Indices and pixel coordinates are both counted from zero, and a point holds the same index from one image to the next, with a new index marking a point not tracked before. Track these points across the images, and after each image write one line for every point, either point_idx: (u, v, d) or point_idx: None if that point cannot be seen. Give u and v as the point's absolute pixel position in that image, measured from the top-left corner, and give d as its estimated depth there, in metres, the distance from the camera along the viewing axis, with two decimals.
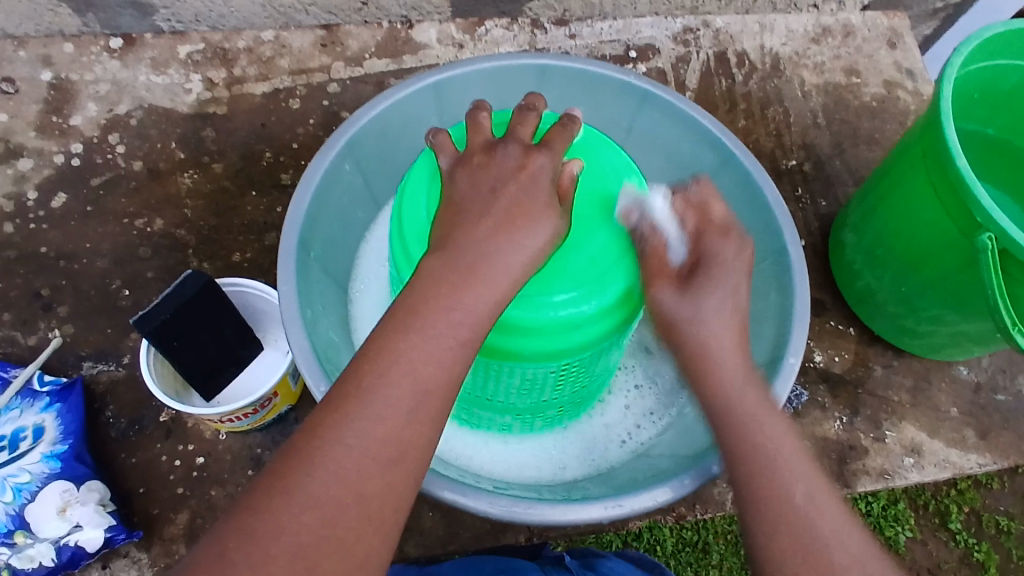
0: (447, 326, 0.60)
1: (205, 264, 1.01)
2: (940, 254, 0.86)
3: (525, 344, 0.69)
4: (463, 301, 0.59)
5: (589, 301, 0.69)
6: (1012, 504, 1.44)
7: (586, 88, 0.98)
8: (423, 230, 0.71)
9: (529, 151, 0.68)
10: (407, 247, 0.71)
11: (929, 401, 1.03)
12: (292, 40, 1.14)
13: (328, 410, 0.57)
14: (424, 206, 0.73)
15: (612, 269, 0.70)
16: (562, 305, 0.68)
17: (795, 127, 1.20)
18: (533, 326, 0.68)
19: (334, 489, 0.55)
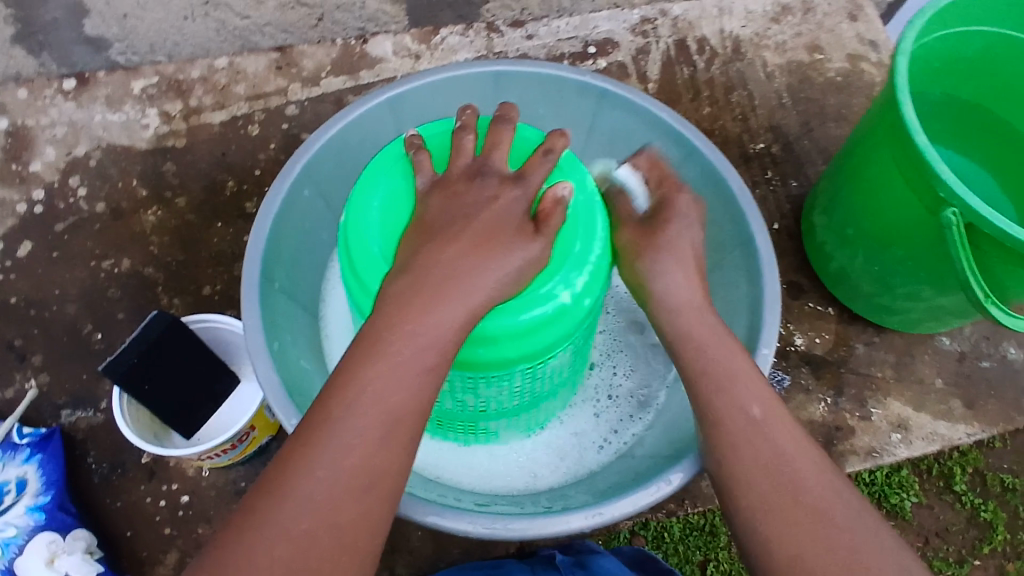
0: (411, 351, 0.57)
1: (175, 301, 1.00)
2: (908, 231, 0.85)
3: (474, 356, 0.66)
4: (430, 324, 0.58)
5: (536, 308, 0.65)
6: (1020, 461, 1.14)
7: (543, 90, 0.97)
8: (378, 261, 0.66)
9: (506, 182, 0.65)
10: (361, 274, 0.67)
11: (913, 375, 1.03)
12: (246, 65, 1.13)
13: (300, 441, 0.55)
14: (376, 240, 0.67)
15: (557, 273, 0.66)
16: (509, 316, 0.64)
17: (761, 110, 1.19)
18: (481, 338, 0.65)
19: (301, 529, 0.53)
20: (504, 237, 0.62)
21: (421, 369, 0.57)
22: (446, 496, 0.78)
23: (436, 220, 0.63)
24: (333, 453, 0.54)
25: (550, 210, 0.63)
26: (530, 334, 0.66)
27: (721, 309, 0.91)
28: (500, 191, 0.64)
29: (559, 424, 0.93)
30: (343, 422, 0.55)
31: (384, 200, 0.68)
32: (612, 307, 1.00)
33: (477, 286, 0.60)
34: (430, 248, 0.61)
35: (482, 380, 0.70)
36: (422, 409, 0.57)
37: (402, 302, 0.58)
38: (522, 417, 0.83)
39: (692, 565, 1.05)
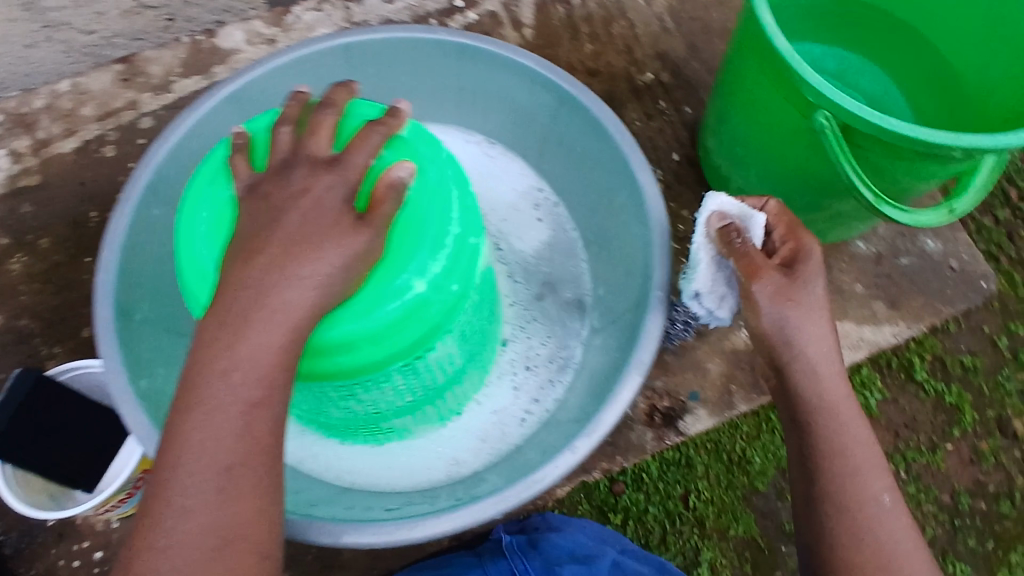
0: (233, 384, 0.54)
1: (56, 349, 0.94)
2: (791, 142, 0.81)
3: (335, 364, 0.62)
4: (243, 357, 0.54)
5: (388, 305, 0.61)
6: (972, 341, 1.31)
7: (399, 56, 0.91)
8: (209, 275, 0.62)
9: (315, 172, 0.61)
10: (194, 292, 0.63)
11: (832, 285, 1.01)
12: (91, 84, 1.05)
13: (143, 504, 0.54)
14: (205, 253, 0.63)
15: (404, 262, 0.62)
16: (358, 317, 0.61)
17: (644, 38, 1.14)
18: (335, 346, 0.61)
19: None
20: (313, 239, 0.57)
21: (244, 405, 0.54)
22: (356, 506, 0.75)
23: (245, 235, 0.59)
24: (172, 518, 0.53)
25: (382, 196, 0.59)
26: (386, 330, 0.62)
27: (620, 256, 0.87)
28: (310, 182, 0.60)
29: (476, 405, 0.89)
30: (176, 483, 0.53)
31: (209, 210, 0.63)
32: (519, 275, 0.97)
33: (289, 301, 0.55)
34: (237, 269, 0.57)
35: (356, 383, 0.66)
36: (262, 448, 0.55)
37: (212, 339, 0.55)
38: (427, 408, 0.79)
39: (675, 498, 1.15)
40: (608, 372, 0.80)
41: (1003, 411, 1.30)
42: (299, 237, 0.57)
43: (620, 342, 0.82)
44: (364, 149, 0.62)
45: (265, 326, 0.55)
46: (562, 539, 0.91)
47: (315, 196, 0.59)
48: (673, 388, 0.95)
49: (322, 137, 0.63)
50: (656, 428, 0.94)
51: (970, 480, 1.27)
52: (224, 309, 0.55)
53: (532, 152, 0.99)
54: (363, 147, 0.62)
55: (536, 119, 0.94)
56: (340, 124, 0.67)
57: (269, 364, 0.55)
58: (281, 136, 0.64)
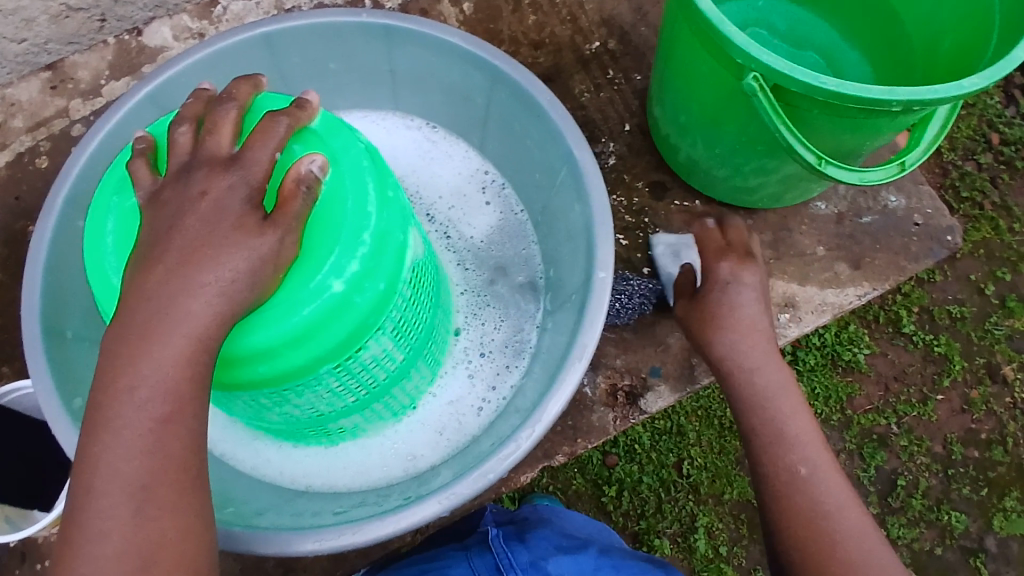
0: (139, 402, 0.51)
1: (5, 368, 0.93)
2: (729, 106, 0.78)
3: (258, 373, 0.60)
4: (144, 372, 0.52)
5: (305, 308, 0.59)
6: (960, 289, 1.34)
7: (324, 42, 0.87)
8: (117, 289, 0.59)
9: (213, 174, 0.58)
10: (104, 307, 0.60)
11: (793, 249, 0.98)
12: (18, 94, 1.01)
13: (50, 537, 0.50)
14: (111, 264, 0.60)
15: (319, 263, 0.59)
16: (275, 324, 0.58)
17: (589, 5, 1.10)
18: (254, 354, 0.59)
19: None
20: (213, 244, 0.55)
21: (149, 423, 0.51)
22: (306, 513, 0.73)
23: (144, 246, 0.56)
24: (88, 547, 0.50)
25: (288, 195, 0.57)
26: (306, 333, 0.60)
27: (564, 235, 0.85)
28: (209, 184, 0.58)
29: (431, 398, 0.87)
30: (89, 510, 0.51)
31: (113, 222, 0.61)
32: (471, 261, 0.94)
33: (191, 311, 0.53)
34: (134, 282, 0.54)
35: (288, 390, 0.64)
36: (176, 465, 0.52)
37: (111, 356, 0.53)
38: (373, 407, 0.78)
39: (668, 468, 1.21)
40: (556, 357, 0.78)
41: (994, 356, 1.32)
42: (195, 245, 0.55)
43: (567, 324, 0.80)
44: (269, 142, 0.60)
45: (164, 340, 0.52)
46: (550, 535, 0.91)
47: (213, 199, 0.57)
48: (632, 365, 0.93)
49: (224, 132, 0.61)
50: (620, 407, 0.92)
51: (961, 428, 1.30)
52: (126, 324, 0.53)
53: (474, 133, 0.96)
54: (266, 142, 0.60)
55: (473, 98, 0.91)
56: (244, 118, 0.65)
57: (174, 380, 0.52)
58: (179, 137, 0.62)
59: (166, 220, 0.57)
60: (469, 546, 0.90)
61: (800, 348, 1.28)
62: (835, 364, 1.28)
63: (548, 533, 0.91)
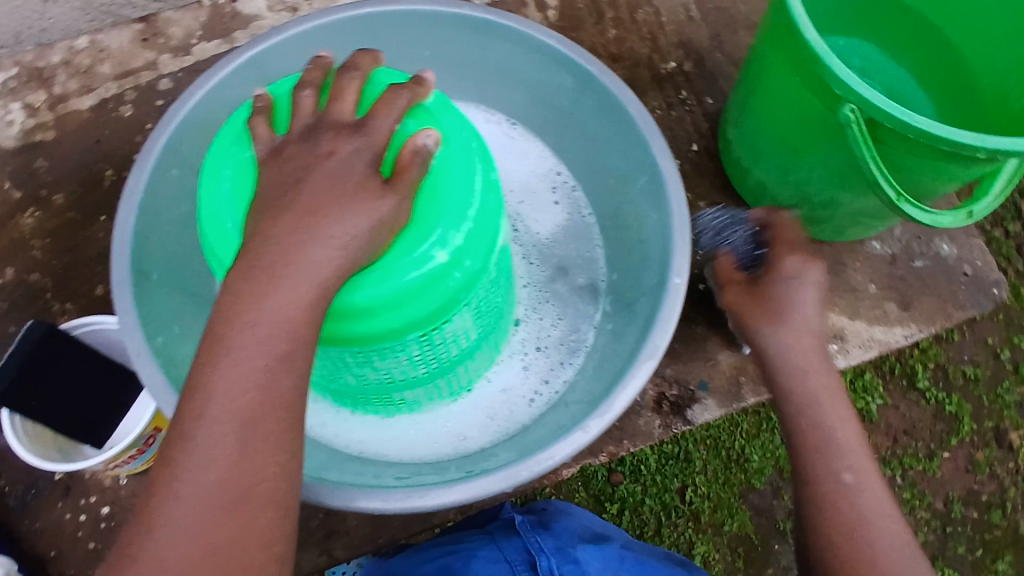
0: (254, 342, 0.55)
1: (68, 306, 0.94)
2: (812, 136, 0.81)
3: (353, 329, 0.63)
4: (266, 312, 0.55)
5: (409, 273, 0.61)
6: (977, 351, 1.38)
7: (422, 29, 0.90)
8: (232, 238, 0.61)
9: (340, 135, 0.61)
10: (216, 255, 0.62)
11: (845, 283, 1.01)
12: (109, 41, 1.03)
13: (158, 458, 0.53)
14: (225, 212, 0.62)
15: (427, 232, 0.62)
16: (379, 285, 0.61)
17: (669, 26, 1.13)
18: (355, 311, 0.61)
19: (181, 539, 0.53)
20: (339, 200, 0.57)
21: (270, 359, 0.55)
22: (365, 474, 0.75)
23: (268, 196, 0.59)
24: (190, 472, 0.54)
25: (407, 162, 0.59)
26: (405, 296, 0.62)
27: (635, 240, 0.87)
28: (335, 146, 0.60)
29: (486, 382, 0.89)
30: (195, 437, 0.54)
31: (230, 172, 0.63)
32: (535, 257, 0.96)
33: (313, 259, 0.56)
34: (263, 226, 0.57)
35: (375, 350, 0.66)
36: (284, 404, 0.56)
37: (235, 295, 0.55)
38: (438, 382, 0.80)
39: (672, 491, 1.28)
40: (619, 356, 0.80)
41: (1001, 421, 1.36)
42: (319, 198, 0.57)
43: (632, 327, 0.81)
44: (390, 115, 0.62)
45: (286, 286, 0.55)
46: (575, 525, 0.92)
47: (340, 159, 0.59)
48: (682, 376, 0.95)
49: (346, 100, 0.64)
50: (664, 415, 0.94)
51: (962, 488, 1.34)
52: (249, 266, 0.56)
53: (552, 133, 0.98)
54: (388, 113, 0.62)
55: (558, 100, 0.93)
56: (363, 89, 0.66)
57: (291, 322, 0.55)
58: (303, 100, 0.64)
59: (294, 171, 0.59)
60: (492, 531, 0.90)
61: None
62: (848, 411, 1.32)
63: (568, 522, 0.93)
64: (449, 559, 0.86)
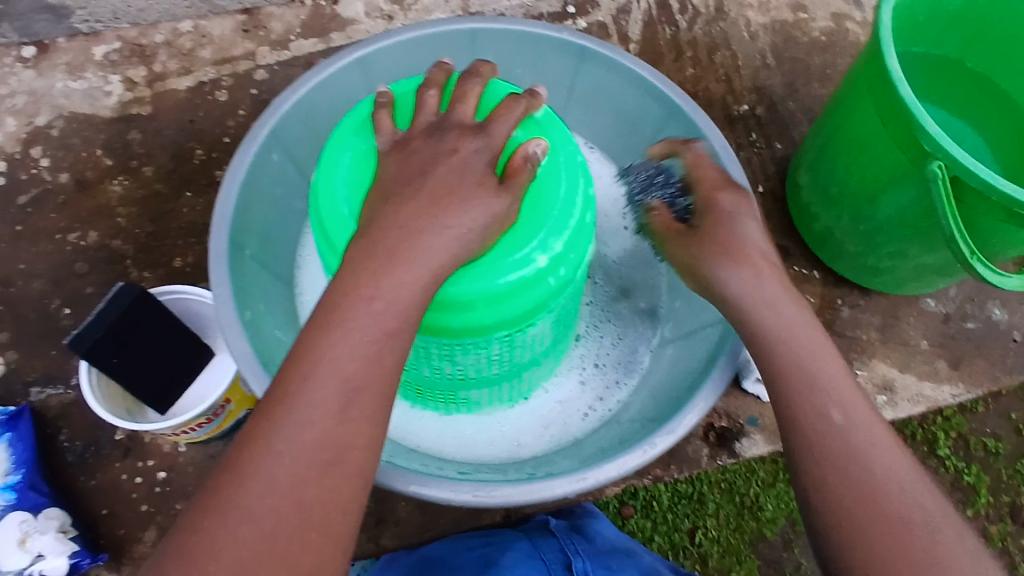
0: (370, 319, 0.57)
1: (146, 274, 0.97)
2: (892, 187, 0.84)
3: (448, 319, 0.65)
4: (385, 288, 0.58)
5: (510, 272, 0.64)
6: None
7: (521, 48, 0.93)
8: (346, 221, 0.65)
9: (464, 134, 0.65)
10: (329, 235, 0.66)
11: (898, 336, 1.03)
12: (212, 29, 1.08)
13: (260, 419, 0.55)
14: (343, 196, 0.66)
15: (532, 236, 0.64)
16: (482, 279, 0.63)
17: (745, 71, 1.17)
18: (455, 302, 0.64)
19: (270, 500, 0.53)
20: (459, 194, 0.61)
21: (380, 334, 0.57)
22: (429, 465, 0.77)
23: (392, 184, 0.62)
24: (294, 429, 0.54)
25: (518, 168, 0.63)
26: (504, 295, 0.64)
27: None
28: (459, 144, 0.64)
29: (543, 392, 0.91)
30: (302, 397, 0.55)
31: (349, 160, 0.67)
32: (600, 276, 0.99)
33: (432, 246, 0.59)
34: (385, 211, 0.61)
35: (463, 345, 0.69)
36: (385, 379, 0.58)
37: (354, 270, 0.58)
38: (505, 384, 0.82)
39: None
40: (684, 380, 0.81)
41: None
42: (443, 190, 0.61)
43: (699, 352, 0.83)
44: (508, 120, 0.66)
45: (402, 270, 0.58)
46: (608, 523, 0.91)
47: (462, 156, 0.63)
48: (733, 410, 0.97)
49: (469, 103, 0.67)
50: (711, 446, 0.97)
51: None
52: (370, 249, 0.59)
53: (629, 160, 1.01)
54: (507, 118, 0.66)
55: (641, 129, 0.96)
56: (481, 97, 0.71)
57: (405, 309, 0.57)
58: (428, 98, 0.68)
59: (421, 163, 0.63)
60: (529, 532, 0.89)
61: None
62: None
63: (603, 524, 0.91)
64: (487, 550, 0.85)
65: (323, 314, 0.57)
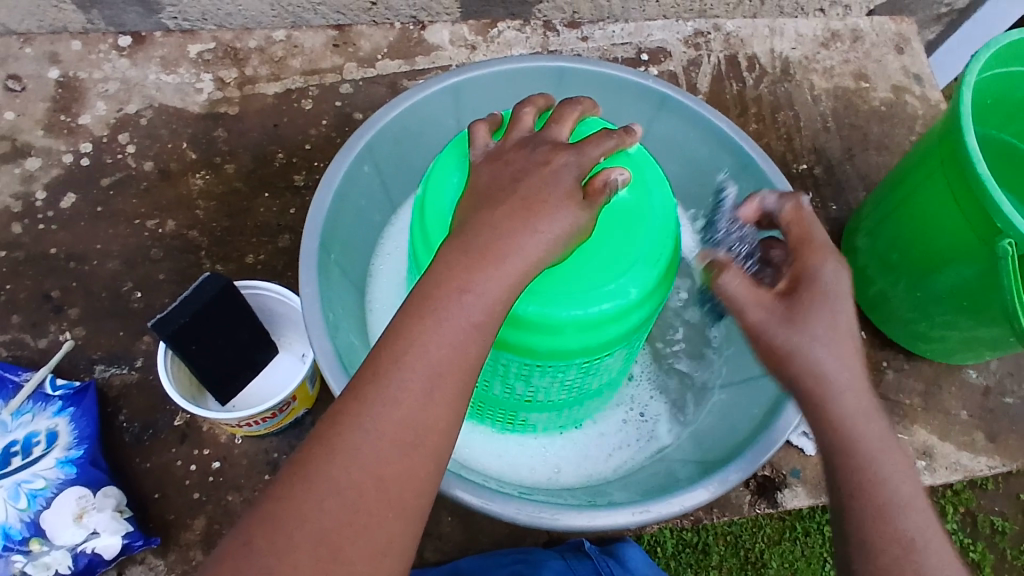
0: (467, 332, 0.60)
1: (218, 267, 1.00)
2: (957, 258, 0.87)
3: (539, 340, 0.70)
4: (477, 283, 0.61)
5: (602, 303, 0.69)
6: (1006, 505, 1.33)
7: (604, 91, 0.97)
8: (446, 223, 0.71)
9: (557, 149, 0.68)
10: (427, 232, 0.71)
11: (939, 404, 1.04)
12: (303, 40, 1.13)
13: (357, 418, 0.57)
14: (449, 204, 0.72)
15: (627, 271, 0.70)
16: (576, 307, 0.68)
17: (805, 131, 1.20)
18: (547, 323, 0.69)
19: (351, 487, 0.56)
20: (550, 202, 0.64)
21: (467, 325, 0.60)
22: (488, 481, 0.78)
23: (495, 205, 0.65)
24: (382, 407, 0.58)
25: (598, 189, 0.66)
26: (593, 323, 0.69)
27: None
28: (551, 156, 0.67)
29: (589, 424, 0.93)
30: (393, 378, 0.58)
31: (457, 175, 0.74)
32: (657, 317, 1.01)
33: (526, 247, 0.62)
34: (480, 213, 0.64)
35: (544, 364, 0.73)
36: (468, 369, 0.61)
37: (450, 264, 0.62)
38: (562, 410, 0.85)
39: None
40: (740, 427, 0.82)
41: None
42: (536, 196, 0.65)
43: (756, 402, 0.84)
44: (600, 148, 0.69)
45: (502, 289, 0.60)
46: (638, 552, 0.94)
47: (554, 167, 0.66)
48: (777, 460, 0.99)
49: (564, 125, 0.72)
50: (752, 493, 0.98)
51: None
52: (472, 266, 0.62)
53: (694, 207, 1.05)
54: (598, 146, 0.69)
55: (710, 179, 1.00)
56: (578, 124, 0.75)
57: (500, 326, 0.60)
58: (522, 117, 0.73)
59: (515, 171, 0.66)
60: (562, 551, 0.91)
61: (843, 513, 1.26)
62: None
63: (636, 553, 0.94)
64: (520, 567, 0.87)
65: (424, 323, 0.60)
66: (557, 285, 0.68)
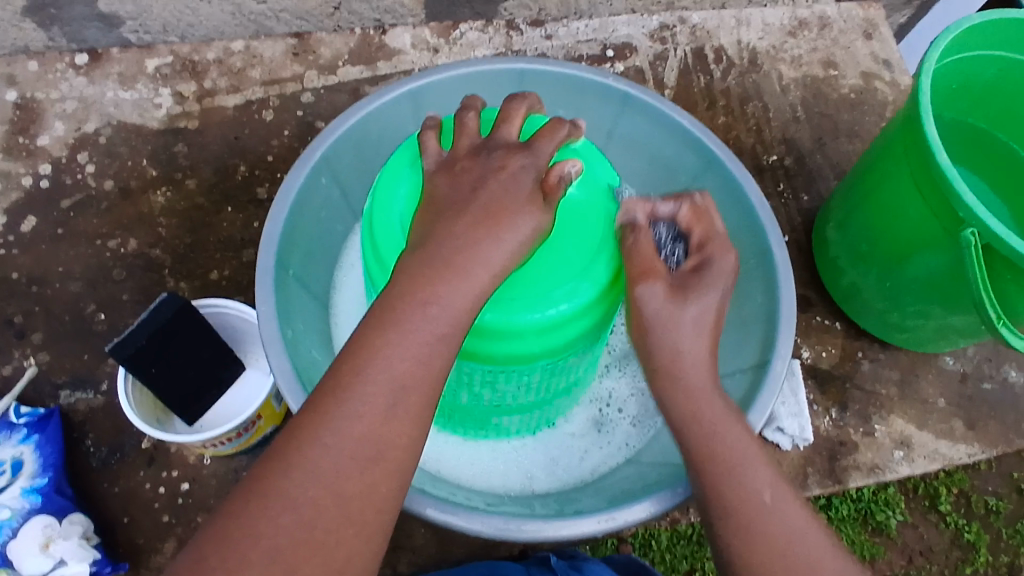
0: (414, 347, 0.59)
1: (182, 284, 0.99)
2: (925, 247, 0.86)
3: (498, 348, 0.69)
4: (441, 295, 0.60)
5: (560, 304, 0.68)
6: (1000, 484, 1.32)
7: (566, 91, 0.96)
8: (399, 242, 0.70)
9: (509, 153, 0.68)
10: (380, 253, 0.70)
11: (916, 393, 1.04)
12: (263, 50, 1.12)
13: (301, 440, 0.56)
14: (397, 222, 0.71)
15: (584, 271, 0.70)
16: (534, 309, 0.68)
17: (775, 122, 1.19)
18: (506, 330, 0.68)
19: (297, 517, 0.54)
20: (507, 208, 0.64)
21: (421, 339, 0.59)
22: (456, 494, 0.77)
23: (442, 215, 0.64)
24: (330, 426, 0.56)
25: (554, 186, 0.65)
26: (551, 326, 0.69)
27: (734, 317, 0.90)
28: (504, 162, 0.67)
29: (560, 427, 0.92)
30: (354, 392, 0.57)
31: (404, 192, 0.72)
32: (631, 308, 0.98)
33: (484, 258, 0.62)
34: (441, 224, 0.64)
35: (505, 370, 0.72)
36: (425, 385, 0.59)
37: (410, 276, 0.61)
38: (532, 413, 0.84)
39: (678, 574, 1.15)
40: None
41: (1016, 558, 1.29)
42: (492, 203, 0.64)
43: (724, 400, 0.84)
44: (553, 142, 0.69)
45: (444, 303, 0.60)
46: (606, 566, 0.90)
47: (506, 172, 0.66)
48: None
49: (512, 125, 0.71)
50: None
51: None
52: (417, 278, 0.61)
53: None
54: (552, 140, 0.69)
55: (676, 175, 0.99)
56: (524, 120, 0.74)
57: (446, 340, 0.60)
58: (468, 121, 0.72)
59: (472, 181, 0.66)
60: (529, 564, 0.91)
61: (837, 496, 1.26)
62: (866, 521, 1.26)
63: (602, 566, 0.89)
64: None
65: (369, 338, 0.59)
66: (514, 291, 0.67)
